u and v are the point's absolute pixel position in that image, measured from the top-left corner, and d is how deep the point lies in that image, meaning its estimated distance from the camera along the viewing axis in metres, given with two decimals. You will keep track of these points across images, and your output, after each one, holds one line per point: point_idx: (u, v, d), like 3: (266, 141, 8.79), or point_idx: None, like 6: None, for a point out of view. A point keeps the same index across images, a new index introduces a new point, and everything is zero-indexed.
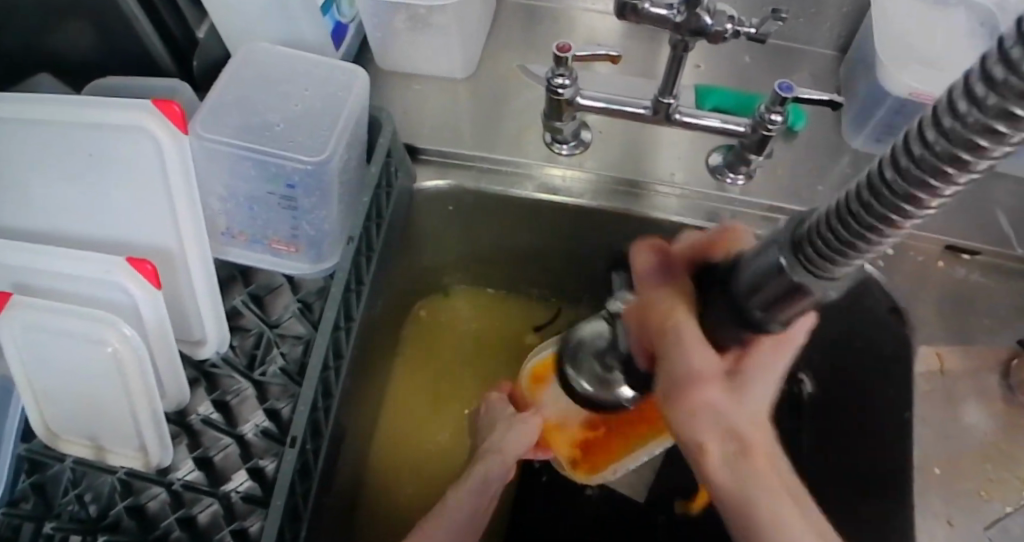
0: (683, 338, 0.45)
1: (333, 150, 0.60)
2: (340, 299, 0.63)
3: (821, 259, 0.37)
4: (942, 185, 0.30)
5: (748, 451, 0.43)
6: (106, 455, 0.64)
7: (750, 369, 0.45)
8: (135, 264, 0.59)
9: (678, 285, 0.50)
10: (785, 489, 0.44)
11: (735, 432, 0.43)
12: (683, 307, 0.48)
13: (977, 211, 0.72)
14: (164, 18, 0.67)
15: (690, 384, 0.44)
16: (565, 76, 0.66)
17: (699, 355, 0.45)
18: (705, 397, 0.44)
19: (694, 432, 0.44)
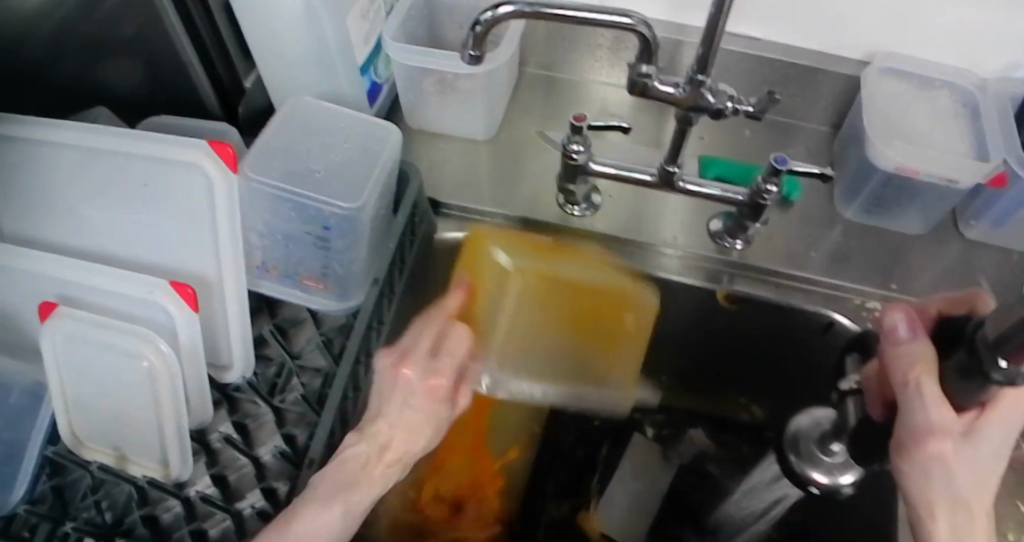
0: (925, 397, 0.55)
1: (368, 198, 0.66)
2: (362, 335, 0.68)
3: None
4: None
5: (972, 519, 0.54)
6: (127, 465, 0.68)
7: (985, 429, 0.54)
8: (178, 289, 0.64)
9: (926, 349, 0.56)
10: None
11: (963, 492, 0.54)
12: (926, 367, 0.56)
13: (960, 278, 0.76)
14: (216, 66, 0.76)
15: (930, 436, 0.54)
16: (580, 143, 0.73)
17: (938, 412, 0.54)
18: (941, 451, 0.54)
19: (932, 496, 0.54)
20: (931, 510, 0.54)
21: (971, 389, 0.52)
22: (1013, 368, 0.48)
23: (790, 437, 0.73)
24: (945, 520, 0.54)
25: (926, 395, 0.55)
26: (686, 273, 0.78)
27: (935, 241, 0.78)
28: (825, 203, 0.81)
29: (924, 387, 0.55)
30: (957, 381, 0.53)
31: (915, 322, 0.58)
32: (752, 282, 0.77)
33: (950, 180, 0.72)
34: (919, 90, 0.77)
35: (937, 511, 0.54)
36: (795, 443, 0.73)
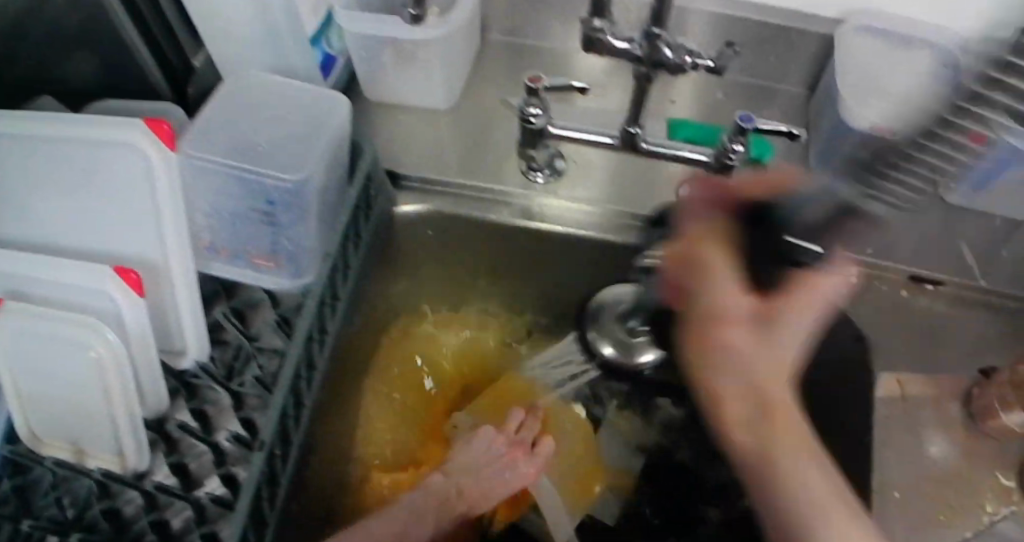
0: (711, 270, 0.47)
1: (313, 170, 0.64)
2: (315, 312, 0.66)
3: None
4: None
5: (768, 405, 0.44)
6: (85, 458, 0.67)
7: (782, 315, 0.45)
8: (122, 274, 0.62)
9: (717, 223, 0.51)
10: (803, 442, 0.44)
11: (746, 386, 0.44)
12: (720, 243, 0.48)
13: (939, 242, 0.73)
14: (162, 47, 0.72)
15: (716, 319, 0.45)
16: (538, 106, 0.70)
17: (722, 282, 0.46)
18: (724, 315, 0.45)
19: (704, 367, 0.45)
20: (720, 395, 0.45)
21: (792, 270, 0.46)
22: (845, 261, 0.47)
23: (595, 310, 0.79)
24: (733, 406, 0.45)
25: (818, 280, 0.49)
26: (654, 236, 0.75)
27: (914, 203, 0.75)
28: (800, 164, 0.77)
29: (713, 263, 0.47)
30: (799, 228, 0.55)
31: (711, 191, 0.54)
32: None
33: None
34: (896, 47, 0.73)
35: (728, 394, 0.45)
36: (597, 317, 0.78)
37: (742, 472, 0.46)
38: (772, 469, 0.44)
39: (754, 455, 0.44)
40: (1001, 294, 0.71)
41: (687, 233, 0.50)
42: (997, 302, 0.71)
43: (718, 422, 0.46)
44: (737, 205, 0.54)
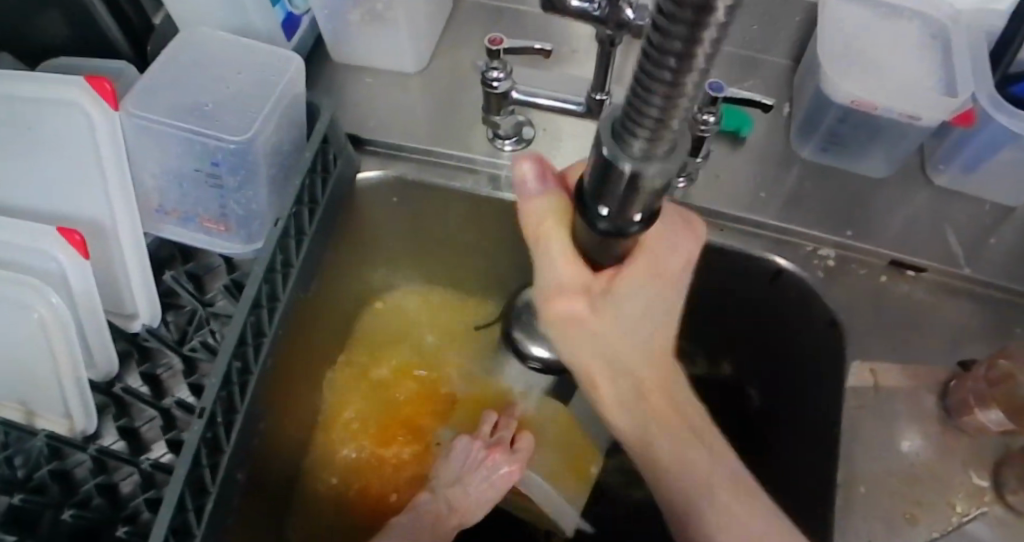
0: (554, 255, 0.47)
1: (258, 129, 0.62)
2: (262, 278, 0.64)
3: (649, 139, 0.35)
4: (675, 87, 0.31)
5: (645, 389, 0.51)
6: (36, 419, 0.66)
7: (620, 291, 0.48)
8: (66, 235, 0.61)
9: (551, 202, 0.48)
10: (678, 421, 0.53)
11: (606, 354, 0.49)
12: (562, 222, 0.48)
13: (924, 225, 0.69)
14: (123, 6, 0.69)
15: (558, 294, 0.48)
16: (500, 70, 0.66)
17: (564, 263, 0.47)
18: (572, 313, 0.48)
19: (586, 360, 0.51)
20: (594, 378, 0.52)
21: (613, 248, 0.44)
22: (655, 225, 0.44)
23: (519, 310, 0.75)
24: (610, 388, 0.52)
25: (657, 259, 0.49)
26: None
27: (901, 184, 0.70)
28: (782, 138, 0.73)
29: (553, 245, 0.47)
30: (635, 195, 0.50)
31: (548, 171, 0.49)
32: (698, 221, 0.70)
33: (913, 115, 0.64)
34: (887, 16, 0.68)
35: (599, 378, 0.52)
36: (523, 317, 0.75)
37: (627, 446, 0.55)
38: (651, 446, 0.53)
39: (634, 436, 0.54)
40: (989, 282, 0.67)
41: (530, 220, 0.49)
42: (983, 291, 0.67)
43: (603, 408, 0.54)
44: (564, 183, 0.50)
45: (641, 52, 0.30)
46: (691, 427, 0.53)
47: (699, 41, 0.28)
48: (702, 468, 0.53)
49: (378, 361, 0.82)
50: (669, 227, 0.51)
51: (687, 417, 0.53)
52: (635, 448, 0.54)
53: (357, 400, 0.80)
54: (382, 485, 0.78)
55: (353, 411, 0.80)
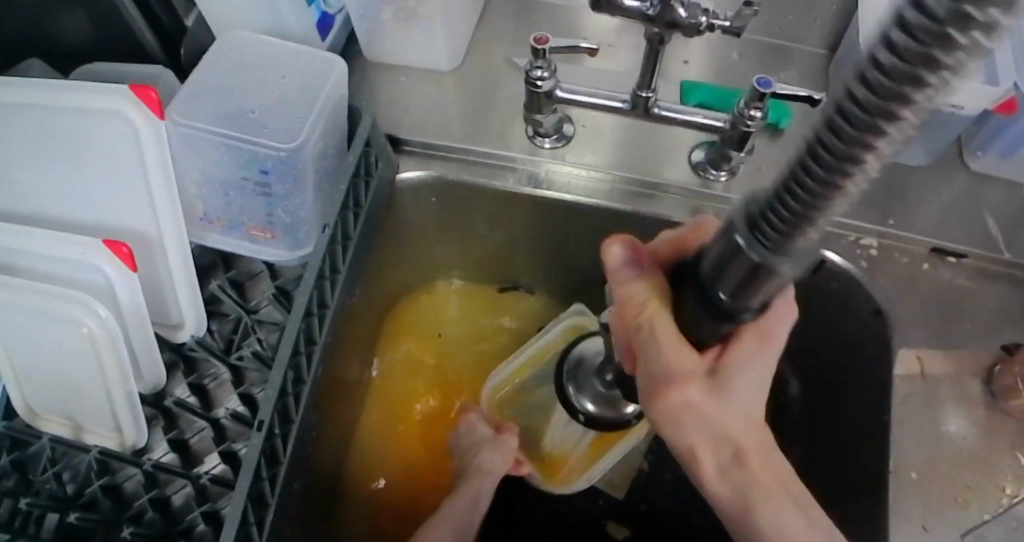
0: (660, 339, 0.48)
1: (307, 137, 0.61)
2: (312, 286, 0.64)
3: (779, 236, 0.37)
4: (852, 165, 0.30)
5: (744, 457, 0.52)
6: (83, 434, 0.65)
7: (733, 367, 0.49)
8: (112, 247, 0.60)
9: (653, 286, 0.51)
10: (777, 485, 0.53)
11: (719, 432, 0.50)
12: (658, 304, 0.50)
13: (963, 212, 0.70)
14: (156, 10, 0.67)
15: (671, 383, 0.49)
16: (544, 69, 0.66)
17: (675, 350, 0.48)
18: (685, 399, 0.49)
19: (689, 437, 0.51)
20: (695, 455, 0.52)
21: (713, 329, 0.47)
22: (735, 303, 0.44)
23: (574, 364, 0.73)
24: (711, 459, 0.52)
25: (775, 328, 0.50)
26: (665, 208, 0.72)
27: (938, 173, 0.72)
28: (818, 129, 0.74)
29: (658, 329, 0.48)
30: (734, 286, 0.42)
31: (641, 255, 0.53)
32: None
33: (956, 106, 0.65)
34: None
35: (704, 456, 0.52)
36: (576, 368, 0.73)
37: (727, 523, 0.55)
38: (752, 517, 0.53)
39: (734, 500, 0.53)
40: None
41: (626, 307, 0.51)
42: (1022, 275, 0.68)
43: (704, 483, 0.54)
44: (662, 263, 0.53)
45: (810, 153, 0.32)
46: (789, 490, 0.54)
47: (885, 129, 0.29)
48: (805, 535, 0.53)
49: (417, 362, 0.82)
50: (784, 306, 0.50)
51: (785, 480, 0.54)
52: (729, 514, 0.54)
53: (398, 404, 0.80)
54: (419, 502, 0.78)
55: (394, 410, 0.80)
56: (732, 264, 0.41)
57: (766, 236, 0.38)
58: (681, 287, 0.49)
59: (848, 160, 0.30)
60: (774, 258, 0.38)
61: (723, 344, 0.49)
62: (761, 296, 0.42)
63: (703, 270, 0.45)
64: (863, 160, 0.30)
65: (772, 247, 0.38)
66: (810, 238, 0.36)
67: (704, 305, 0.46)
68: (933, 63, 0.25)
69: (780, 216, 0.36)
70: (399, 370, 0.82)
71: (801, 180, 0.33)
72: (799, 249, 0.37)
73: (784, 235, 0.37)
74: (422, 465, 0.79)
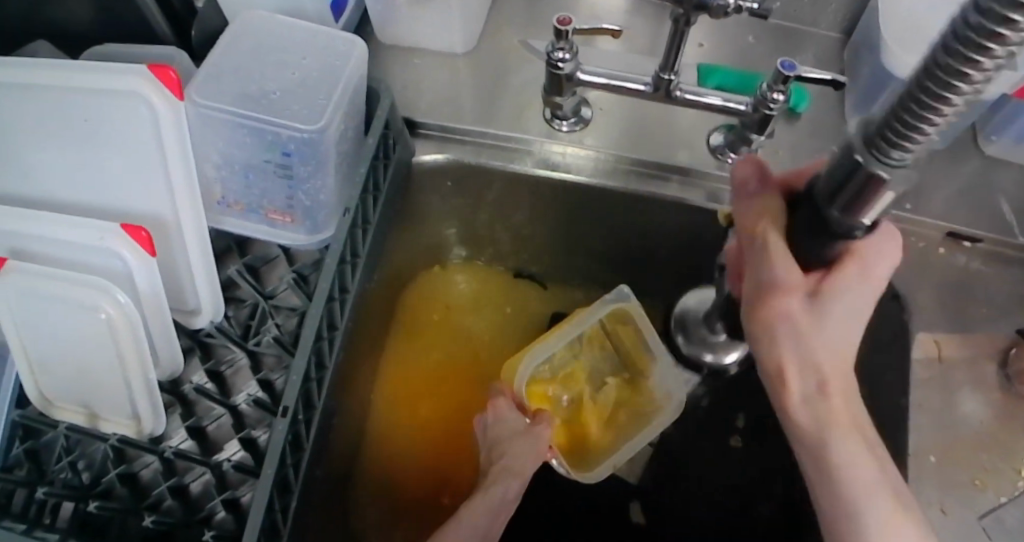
0: (770, 251, 0.48)
1: (330, 118, 0.60)
2: (334, 272, 0.63)
3: (880, 141, 0.39)
4: (964, 86, 0.34)
5: (828, 389, 0.47)
6: (99, 422, 0.64)
7: (837, 292, 0.47)
8: (131, 232, 0.58)
9: (772, 203, 0.51)
10: (855, 430, 0.47)
11: (805, 352, 0.46)
12: (769, 220, 0.50)
13: (978, 197, 0.71)
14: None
15: (772, 291, 0.47)
16: (566, 50, 0.66)
17: (781, 264, 0.48)
18: (787, 309, 0.47)
19: (783, 358, 0.47)
20: (784, 373, 0.48)
21: (819, 248, 0.47)
22: (852, 224, 0.45)
23: None
24: (798, 384, 0.48)
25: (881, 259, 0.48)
26: (682, 192, 0.72)
27: (953, 159, 0.72)
28: (835, 115, 0.74)
29: (770, 242, 0.48)
30: (844, 202, 0.43)
31: (764, 177, 0.53)
32: None
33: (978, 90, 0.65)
34: None
35: (792, 378, 0.48)
36: None
37: (798, 447, 0.49)
38: (828, 451, 0.47)
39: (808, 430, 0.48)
40: None
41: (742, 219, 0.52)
42: None
43: (781, 403, 0.49)
44: (784, 187, 0.52)
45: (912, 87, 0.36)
46: (871, 439, 0.48)
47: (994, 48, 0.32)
48: (880, 483, 0.48)
49: (444, 325, 0.83)
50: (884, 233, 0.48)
51: (870, 436, 0.48)
52: (801, 443, 0.49)
53: (426, 363, 0.81)
54: (445, 475, 0.78)
55: (424, 366, 0.81)
56: (846, 179, 0.42)
57: (874, 145, 0.40)
58: (796, 210, 0.49)
59: (967, 64, 0.33)
60: (883, 170, 0.40)
61: (826, 272, 0.48)
62: (869, 216, 0.44)
63: (813, 199, 0.47)
64: (988, 61, 0.33)
65: (878, 160, 0.40)
66: (920, 150, 0.38)
67: (811, 235, 0.47)
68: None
69: (880, 138, 0.39)
70: (433, 331, 0.82)
71: (930, 75, 0.35)
72: (909, 163, 0.39)
73: (886, 151, 0.39)
74: (431, 437, 0.79)
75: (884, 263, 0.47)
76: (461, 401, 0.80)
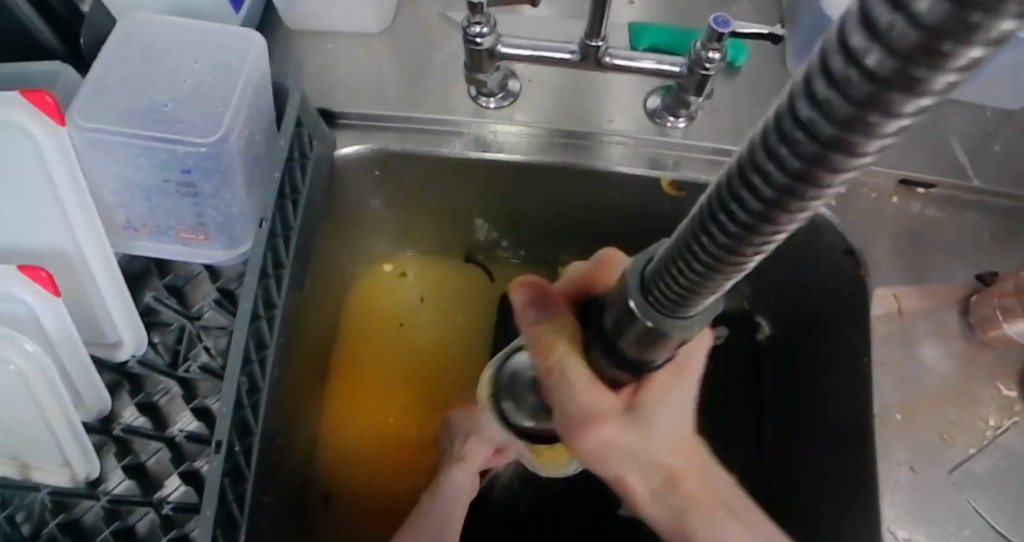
0: (569, 377, 0.48)
1: (229, 127, 0.56)
2: (256, 288, 0.58)
3: (674, 303, 0.37)
4: (779, 225, 0.28)
5: (675, 480, 0.50)
6: (31, 473, 0.59)
7: (648, 405, 0.48)
8: (29, 272, 0.53)
9: (564, 325, 0.50)
10: (715, 502, 0.50)
11: (644, 461, 0.49)
12: (569, 346, 0.49)
13: (931, 139, 0.68)
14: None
15: (588, 420, 0.48)
16: (483, 25, 0.61)
17: (586, 394, 0.47)
18: (603, 436, 0.48)
19: (619, 471, 0.49)
20: (624, 482, 0.50)
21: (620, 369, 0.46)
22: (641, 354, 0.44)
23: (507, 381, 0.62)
24: (643, 487, 0.50)
25: (689, 366, 0.49)
26: (624, 161, 0.68)
27: None
28: (776, 68, 0.70)
29: (569, 371, 0.48)
30: (633, 341, 0.42)
31: (544, 298, 0.52)
32: (700, 165, 0.68)
33: None
34: None
35: (634, 484, 0.50)
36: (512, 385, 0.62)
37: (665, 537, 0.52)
38: (691, 537, 0.50)
39: (672, 527, 0.50)
40: (995, 191, 0.67)
41: (539, 343, 0.50)
42: (990, 200, 0.67)
43: (637, 505, 0.51)
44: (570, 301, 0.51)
45: (704, 216, 0.31)
46: (738, 516, 0.51)
47: (800, 192, 0.26)
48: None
49: (384, 335, 0.79)
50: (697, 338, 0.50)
51: (726, 496, 0.51)
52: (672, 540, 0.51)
53: (368, 386, 0.78)
54: (407, 476, 0.75)
55: (370, 392, 0.78)
56: (627, 328, 0.41)
57: (663, 306, 0.38)
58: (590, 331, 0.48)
59: (764, 222, 0.28)
60: (668, 322, 0.39)
61: (638, 382, 0.48)
62: (666, 348, 0.42)
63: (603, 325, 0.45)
64: (795, 210, 0.27)
65: (664, 315, 0.39)
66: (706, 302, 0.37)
67: (609, 354, 0.45)
68: (842, 145, 0.23)
69: (674, 281, 0.36)
70: (367, 347, 0.79)
71: (720, 222, 0.30)
72: (699, 311, 0.38)
73: (676, 302, 0.37)
74: (397, 441, 0.76)
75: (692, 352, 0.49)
76: (422, 397, 0.78)
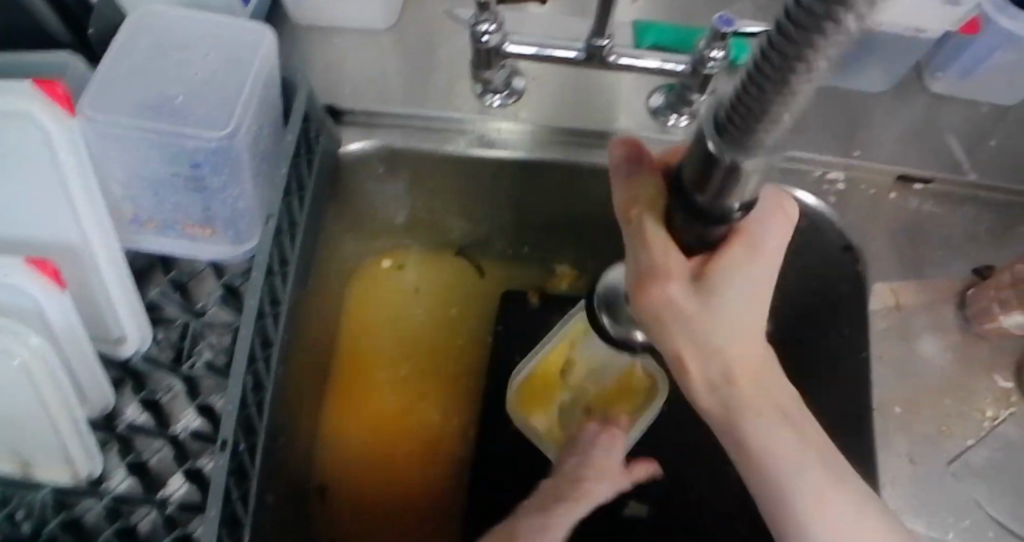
0: (643, 236, 0.43)
1: (240, 122, 0.56)
2: (262, 285, 0.58)
3: (715, 185, 0.37)
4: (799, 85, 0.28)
5: (735, 378, 0.47)
6: (31, 469, 0.58)
7: (718, 275, 0.43)
8: (36, 264, 0.52)
9: (648, 183, 0.45)
10: (769, 402, 0.48)
11: (704, 343, 0.45)
12: (650, 205, 0.44)
13: (927, 137, 0.69)
14: None
15: (654, 279, 0.43)
16: (490, 22, 0.60)
17: (661, 253, 0.43)
18: (667, 296, 0.43)
19: (676, 345, 0.45)
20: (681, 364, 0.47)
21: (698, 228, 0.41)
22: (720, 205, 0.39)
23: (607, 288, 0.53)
24: (700, 371, 0.47)
25: (766, 237, 0.43)
26: None
27: (899, 99, 0.70)
28: None
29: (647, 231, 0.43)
30: (688, 225, 0.41)
31: (638, 157, 0.47)
32: None
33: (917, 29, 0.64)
34: None
35: (693, 368, 0.46)
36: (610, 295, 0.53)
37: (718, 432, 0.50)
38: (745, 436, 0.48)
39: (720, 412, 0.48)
40: (990, 187, 0.68)
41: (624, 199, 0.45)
42: (985, 196, 0.68)
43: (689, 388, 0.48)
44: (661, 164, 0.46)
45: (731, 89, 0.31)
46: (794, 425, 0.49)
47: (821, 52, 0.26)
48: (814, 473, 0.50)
49: (386, 334, 0.79)
50: (775, 206, 0.44)
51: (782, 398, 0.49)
52: (728, 436, 0.50)
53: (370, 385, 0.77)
54: (413, 472, 0.75)
55: (371, 387, 0.77)
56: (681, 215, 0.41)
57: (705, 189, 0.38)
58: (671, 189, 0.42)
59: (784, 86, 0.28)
60: (714, 205, 0.39)
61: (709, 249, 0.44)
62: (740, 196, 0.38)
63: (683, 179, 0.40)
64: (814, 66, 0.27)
65: (708, 199, 0.39)
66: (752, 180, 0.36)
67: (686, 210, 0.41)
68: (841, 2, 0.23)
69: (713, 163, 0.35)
70: (370, 346, 0.79)
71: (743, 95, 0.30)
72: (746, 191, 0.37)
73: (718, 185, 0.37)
74: (401, 438, 0.76)
75: (773, 229, 0.44)
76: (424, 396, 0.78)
